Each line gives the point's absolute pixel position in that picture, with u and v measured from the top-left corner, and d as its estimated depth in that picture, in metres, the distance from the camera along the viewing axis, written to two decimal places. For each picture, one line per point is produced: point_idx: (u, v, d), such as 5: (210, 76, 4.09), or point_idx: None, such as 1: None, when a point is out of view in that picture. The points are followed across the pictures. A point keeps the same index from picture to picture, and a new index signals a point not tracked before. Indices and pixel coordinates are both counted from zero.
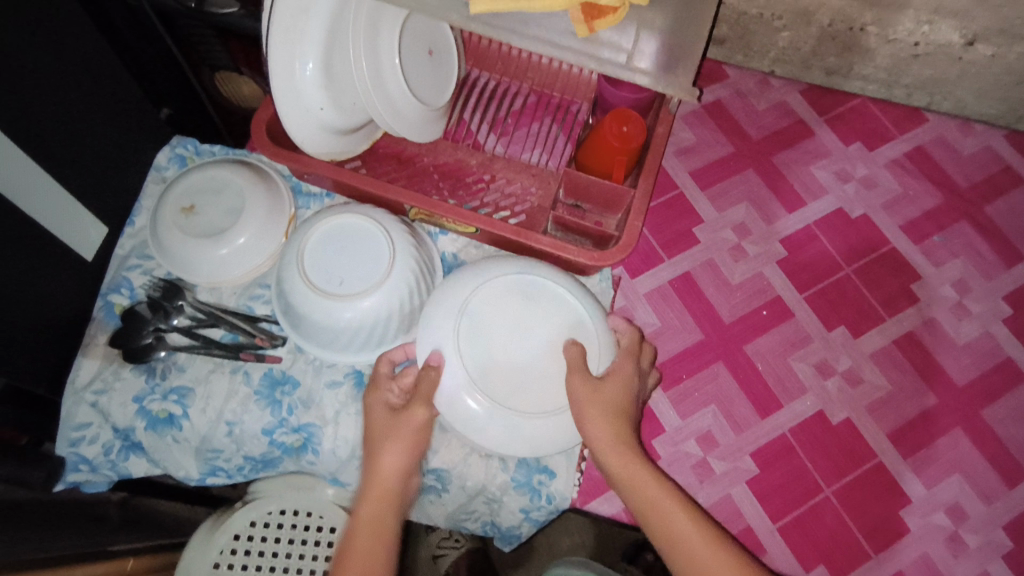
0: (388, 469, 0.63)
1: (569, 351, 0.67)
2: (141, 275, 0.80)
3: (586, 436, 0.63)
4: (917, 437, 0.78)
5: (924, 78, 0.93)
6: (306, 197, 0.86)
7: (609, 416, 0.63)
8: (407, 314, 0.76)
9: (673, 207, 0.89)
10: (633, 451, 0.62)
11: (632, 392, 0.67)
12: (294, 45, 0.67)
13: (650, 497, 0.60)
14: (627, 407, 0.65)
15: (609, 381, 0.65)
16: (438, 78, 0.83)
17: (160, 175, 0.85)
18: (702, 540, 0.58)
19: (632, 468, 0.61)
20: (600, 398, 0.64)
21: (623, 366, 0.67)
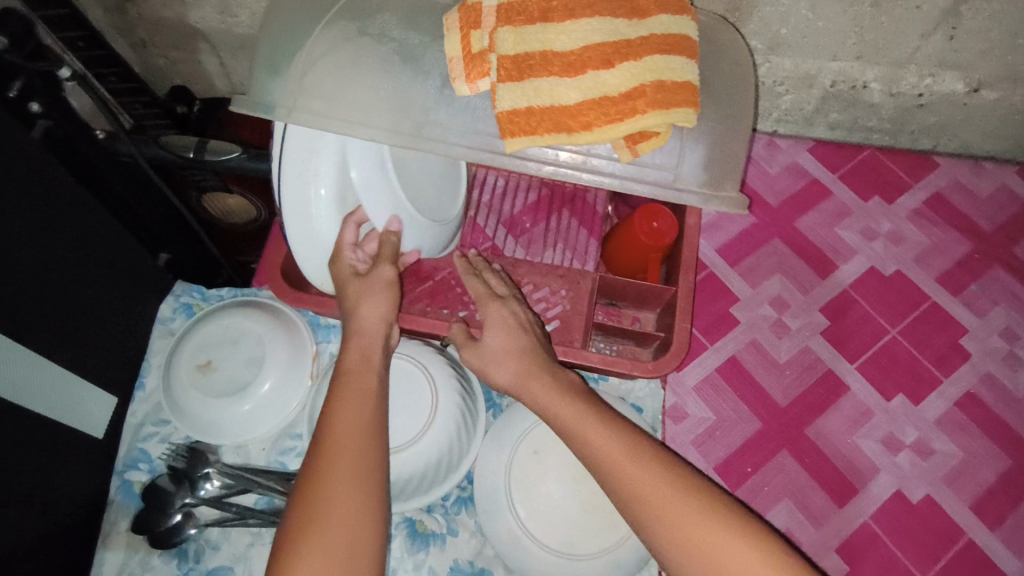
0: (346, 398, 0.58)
1: (473, 283, 0.69)
2: (159, 443, 0.74)
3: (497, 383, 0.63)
4: (1000, 506, 0.75)
5: (930, 124, 0.92)
6: (325, 330, 0.81)
7: (504, 359, 0.62)
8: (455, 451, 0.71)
9: (706, 289, 0.86)
10: (538, 385, 0.60)
11: (535, 336, 0.64)
12: (308, 186, 0.63)
13: (585, 442, 0.56)
14: (532, 346, 0.63)
15: (491, 301, 0.66)
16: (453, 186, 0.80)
17: (167, 327, 0.80)
18: (654, 479, 0.53)
19: (556, 404, 0.59)
20: (484, 354, 0.63)
21: (490, 310, 0.65)
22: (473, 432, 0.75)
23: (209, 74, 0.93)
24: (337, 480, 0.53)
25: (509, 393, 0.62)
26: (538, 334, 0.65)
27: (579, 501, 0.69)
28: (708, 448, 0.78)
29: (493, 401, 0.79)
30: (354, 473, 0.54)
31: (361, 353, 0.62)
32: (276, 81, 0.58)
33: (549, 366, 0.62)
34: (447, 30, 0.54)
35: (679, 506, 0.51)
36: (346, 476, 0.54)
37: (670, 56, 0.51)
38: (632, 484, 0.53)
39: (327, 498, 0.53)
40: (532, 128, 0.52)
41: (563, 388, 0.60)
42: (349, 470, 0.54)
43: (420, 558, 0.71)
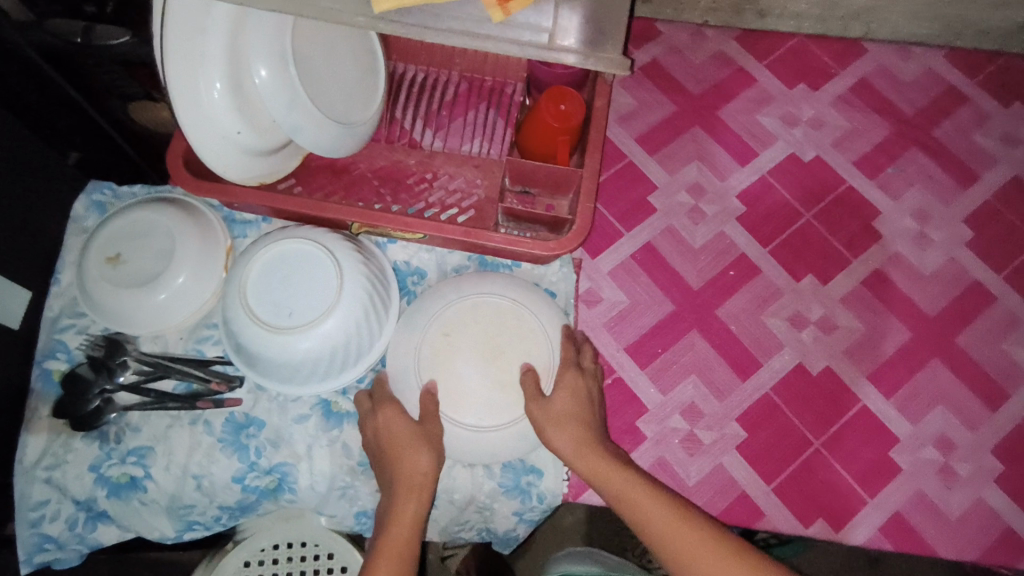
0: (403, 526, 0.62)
1: (564, 350, 0.72)
2: (76, 335, 0.75)
3: (551, 402, 0.67)
4: (896, 375, 0.78)
5: (857, 8, 0.90)
6: (241, 225, 0.81)
7: (563, 424, 0.66)
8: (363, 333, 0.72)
9: (624, 177, 0.86)
10: (568, 422, 0.66)
11: (590, 401, 0.69)
12: (194, 68, 0.62)
13: (613, 485, 0.62)
14: (586, 415, 0.67)
15: (568, 369, 0.70)
16: (363, 85, 0.78)
17: (80, 225, 0.80)
18: (682, 530, 0.58)
19: (583, 453, 0.65)
20: (550, 411, 0.66)
21: (566, 378, 0.69)
22: (387, 316, 0.75)
23: None
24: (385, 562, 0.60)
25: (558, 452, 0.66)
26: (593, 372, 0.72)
27: (491, 380, 0.69)
28: (620, 330, 0.80)
29: (407, 290, 0.80)
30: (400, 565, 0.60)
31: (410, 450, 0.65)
32: None
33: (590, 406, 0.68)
34: None
35: (689, 532, 0.58)
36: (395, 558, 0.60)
37: None
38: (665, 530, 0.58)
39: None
40: None
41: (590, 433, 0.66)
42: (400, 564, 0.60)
43: (333, 435, 0.74)
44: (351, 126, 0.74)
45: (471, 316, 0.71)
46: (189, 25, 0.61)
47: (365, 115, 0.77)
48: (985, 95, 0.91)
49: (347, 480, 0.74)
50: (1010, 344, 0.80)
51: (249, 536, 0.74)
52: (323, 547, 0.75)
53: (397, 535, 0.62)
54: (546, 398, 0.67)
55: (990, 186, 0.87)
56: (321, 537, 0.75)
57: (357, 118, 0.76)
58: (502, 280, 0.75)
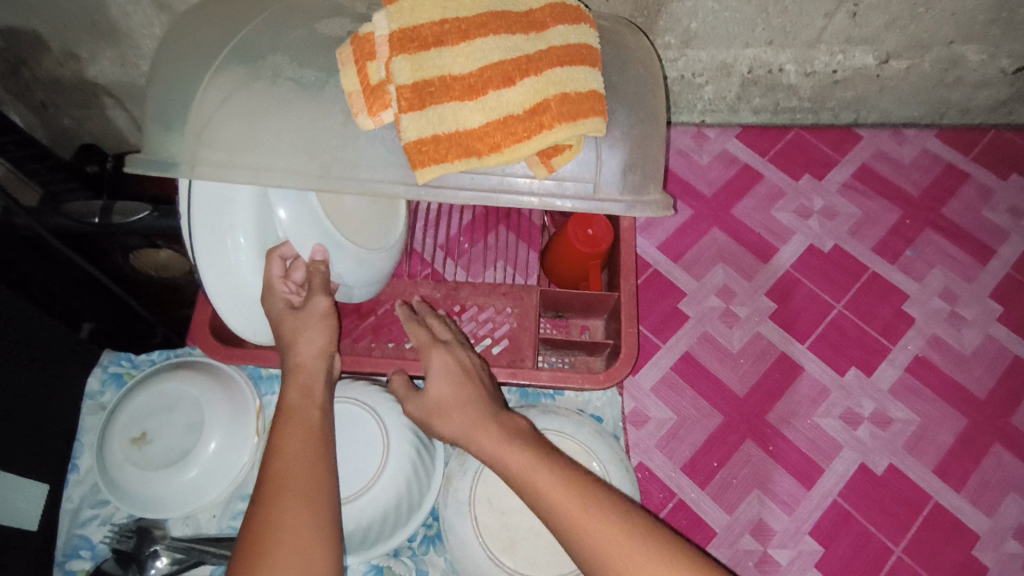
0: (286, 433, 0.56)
1: (414, 332, 0.67)
2: (100, 526, 0.69)
3: (431, 390, 0.61)
4: (962, 465, 0.75)
5: (848, 99, 0.94)
6: (268, 381, 0.78)
7: (450, 411, 0.60)
8: (343, 216, 0.69)
9: (652, 288, 0.86)
10: (482, 423, 0.58)
11: (476, 380, 0.63)
12: (223, 238, 0.61)
13: (541, 497, 0.53)
14: (475, 393, 0.61)
15: (431, 347, 0.64)
16: (377, 218, 0.75)
17: (97, 402, 0.75)
18: (614, 530, 0.50)
19: (505, 452, 0.56)
20: (429, 403, 0.62)
21: (432, 358, 0.63)
22: (433, 463, 0.72)
23: (121, 131, 0.90)
24: (287, 488, 0.53)
25: (454, 442, 0.60)
26: (485, 382, 0.63)
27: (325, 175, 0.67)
28: (673, 448, 0.77)
29: None
30: (300, 493, 0.53)
31: (303, 388, 0.59)
32: (173, 136, 0.56)
33: (497, 418, 0.59)
34: (340, 65, 0.52)
35: (604, 518, 0.51)
36: (301, 490, 0.53)
37: (573, 66, 0.50)
38: (594, 534, 0.50)
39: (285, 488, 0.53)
40: (440, 155, 0.49)
41: (516, 435, 0.58)
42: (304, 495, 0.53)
43: None
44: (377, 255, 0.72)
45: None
46: (216, 199, 0.60)
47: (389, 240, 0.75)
48: (983, 169, 0.94)
49: None
50: None
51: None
52: None
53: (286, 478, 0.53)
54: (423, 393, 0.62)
55: (1008, 259, 0.88)
56: None
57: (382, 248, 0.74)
58: (543, 413, 0.73)
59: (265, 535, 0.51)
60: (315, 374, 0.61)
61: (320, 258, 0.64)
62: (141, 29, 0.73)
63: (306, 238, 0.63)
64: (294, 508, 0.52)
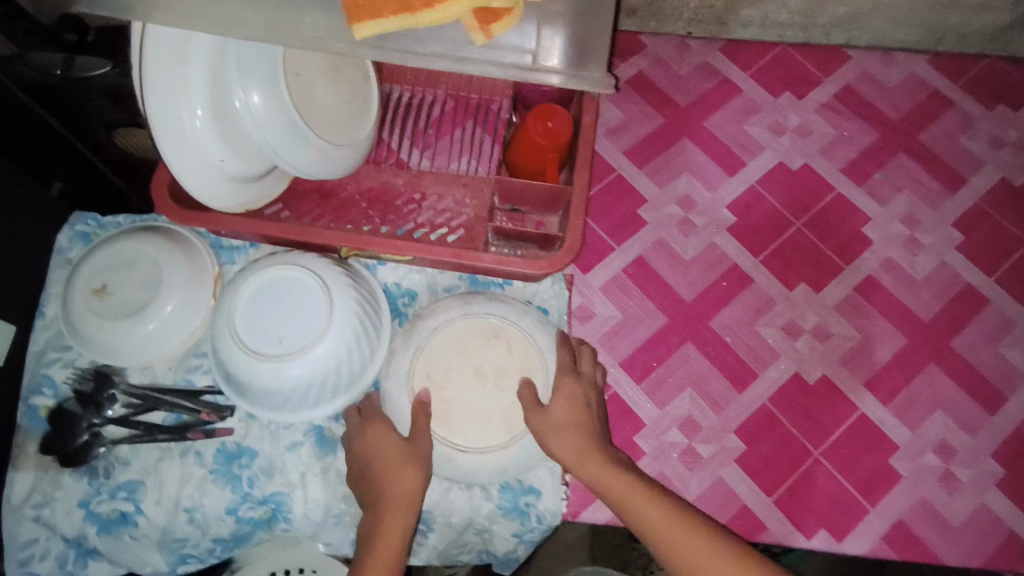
0: (397, 483, 0.64)
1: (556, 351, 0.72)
2: (63, 369, 0.74)
3: (548, 411, 0.67)
4: (893, 381, 0.77)
5: (840, 16, 0.91)
6: (229, 251, 0.80)
7: (567, 434, 0.65)
8: (315, 109, 0.70)
9: (613, 192, 0.86)
10: (595, 452, 0.65)
11: (589, 412, 0.68)
12: (177, 98, 0.62)
13: (637, 512, 0.60)
14: (586, 424, 0.67)
15: (566, 374, 0.70)
16: (352, 112, 0.75)
17: (65, 257, 0.79)
18: (699, 548, 0.56)
19: (608, 478, 0.63)
20: (548, 419, 0.66)
21: (564, 382, 0.69)
22: (379, 338, 0.75)
23: None
24: (392, 510, 0.63)
25: (561, 460, 0.66)
26: (597, 407, 0.69)
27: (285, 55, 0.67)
28: (614, 345, 0.79)
29: (400, 312, 0.80)
30: (399, 512, 0.63)
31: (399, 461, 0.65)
32: None
33: (603, 445, 0.66)
34: None
35: (679, 532, 0.58)
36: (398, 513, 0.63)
37: None
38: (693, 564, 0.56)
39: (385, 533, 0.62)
40: (377, 11, 0.51)
41: (614, 461, 0.64)
42: (402, 501, 0.64)
43: (328, 462, 0.73)
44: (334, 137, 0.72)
45: (457, 343, 0.71)
46: (170, 56, 0.61)
47: (354, 128, 0.75)
48: (969, 98, 0.92)
49: (341, 507, 0.73)
50: (1005, 346, 0.79)
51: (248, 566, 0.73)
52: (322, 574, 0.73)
53: (389, 524, 0.63)
54: (542, 408, 0.67)
55: (978, 189, 0.87)
56: (320, 563, 0.73)
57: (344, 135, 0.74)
58: (490, 299, 0.74)
59: (385, 511, 0.64)
60: (410, 506, 0.64)
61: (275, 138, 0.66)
62: None
63: (262, 130, 0.65)
64: (389, 518, 0.63)
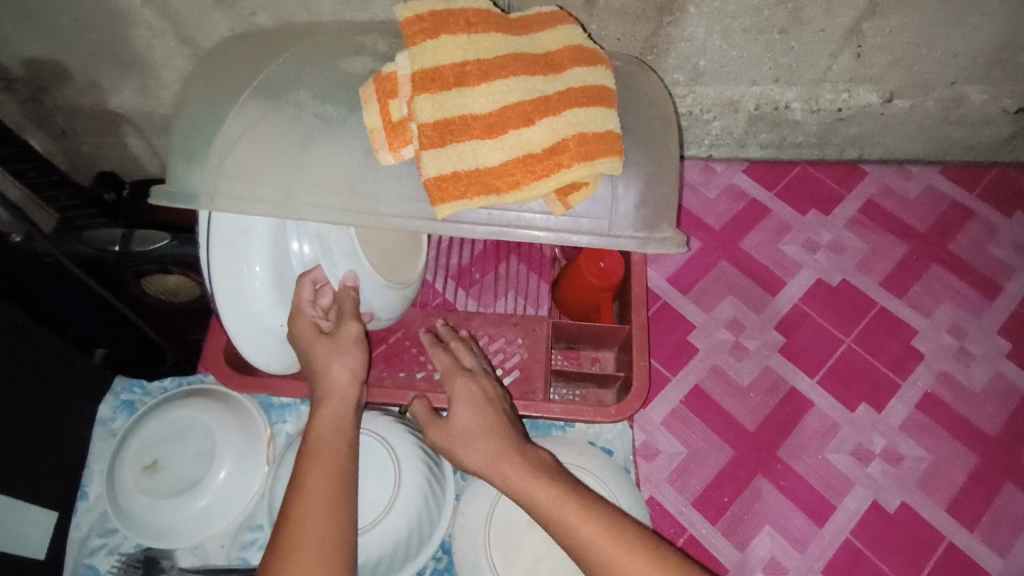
0: (320, 423, 0.61)
1: (438, 356, 0.67)
2: (108, 556, 0.69)
3: (454, 420, 0.61)
4: (975, 505, 0.75)
5: (853, 136, 0.96)
6: (279, 410, 0.77)
7: (476, 443, 0.60)
8: (379, 252, 0.70)
9: (661, 321, 0.86)
10: (514, 466, 0.58)
11: (501, 412, 0.62)
12: (240, 267, 0.62)
13: (578, 535, 0.55)
14: (497, 424, 0.61)
15: (456, 373, 0.65)
16: (409, 250, 0.77)
17: (108, 428, 0.75)
18: None
19: (533, 487, 0.57)
20: (452, 432, 0.62)
21: (456, 385, 0.64)
22: (443, 494, 0.72)
23: (134, 156, 0.90)
24: (319, 467, 0.58)
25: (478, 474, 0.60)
26: (509, 412, 0.64)
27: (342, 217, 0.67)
28: (684, 483, 0.76)
29: None
30: (327, 464, 0.58)
31: (331, 422, 0.61)
32: (194, 168, 0.57)
33: (523, 450, 0.60)
34: (363, 101, 0.53)
35: (632, 557, 0.53)
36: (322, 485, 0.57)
37: (591, 108, 0.51)
38: (630, 575, 0.52)
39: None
40: (461, 191, 0.50)
41: (542, 470, 0.59)
42: (325, 536, 0.54)
43: None
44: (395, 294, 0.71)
45: None
46: (233, 228, 0.61)
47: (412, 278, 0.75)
48: (987, 206, 0.96)
49: None
50: None
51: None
52: None
53: (323, 470, 0.58)
54: (445, 422, 0.62)
55: (1015, 296, 0.88)
56: None
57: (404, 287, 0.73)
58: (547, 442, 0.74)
59: (306, 460, 0.59)
60: (346, 403, 0.62)
61: (350, 289, 0.66)
62: (160, 59, 0.74)
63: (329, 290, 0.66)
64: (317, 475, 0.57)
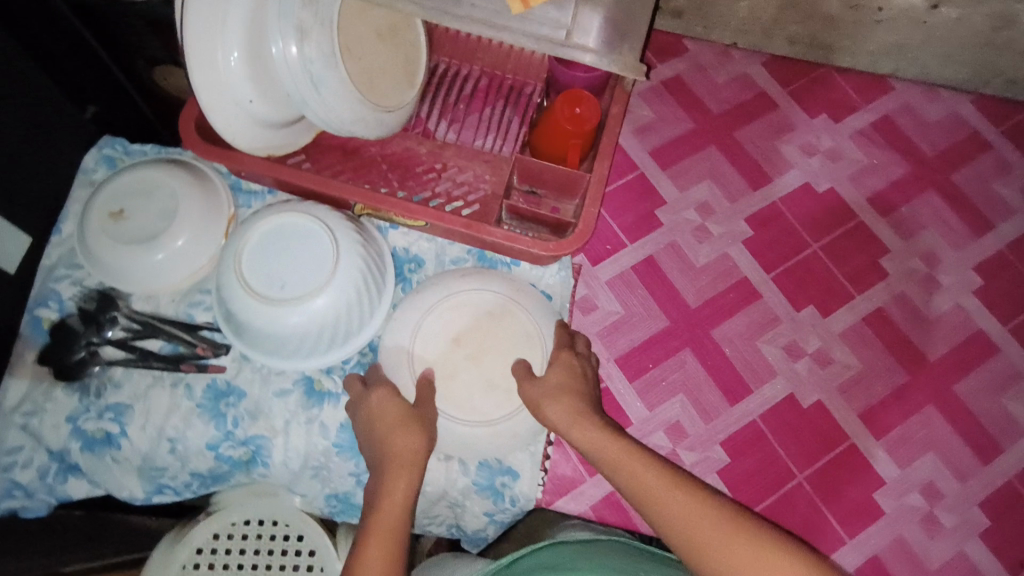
0: (399, 490, 0.60)
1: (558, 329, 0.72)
2: (71, 286, 0.75)
3: (548, 377, 0.66)
4: (889, 417, 0.76)
5: (887, 44, 0.89)
6: (246, 195, 0.81)
7: (562, 399, 0.64)
8: (360, 66, 0.70)
9: (633, 189, 0.85)
10: (592, 426, 0.62)
11: (584, 384, 0.67)
12: (214, 32, 0.63)
13: (639, 479, 0.56)
14: (579, 390, 0.65)
15: (563, 348, 0.70)
16: (400, 77, 0.76)
17: (89, 177, 0.80)
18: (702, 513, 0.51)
19: (601, 441, 0.60)
20: (544, 388, 0.66)
21: (562, 355, 0.69)
22: (380, 297, 0.75)
23: None
24: (393, 493, 0.60)
25: (562, 433, 0.64)
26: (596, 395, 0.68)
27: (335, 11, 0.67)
28: (612, 340, 0.79)
29: (404, 277, 0.80)
30: (398, 471, 0.61)
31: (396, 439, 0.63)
32: None
33: (602, 419, 0.63)
34: None
35: (689, 502, 0.53)
36: (398, 496, 0.60)
37: None
38: (685, 517, 0.52)
39: (388, 502, 0.60)
40: None
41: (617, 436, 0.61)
42: (393, 533, 0.58)
43: (313, 413, 0.74)
44: (375, 103, 0.72)
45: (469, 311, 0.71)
46: None
47: (399, 99, 0.75)
48: (1009, 143, 0.90)
49: (321, 460, 0.73)
50: (1009, 398, 0.78)
51: (223, 508, 0.72)
52: (295, 529, 0.71)
53: (390, 510, 0.59)
54: (537, 378, 0.67)
55: (1005, 236, 0.85)
56: (294, 519, 0.72)
57: (385, 105, 0.74)
58: (488, 277, 0.73)
59: (391, 474, 0.61)
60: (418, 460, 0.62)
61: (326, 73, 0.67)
62: None
63: (295, 82, 0.66)
64: (395, 481, 0.61)
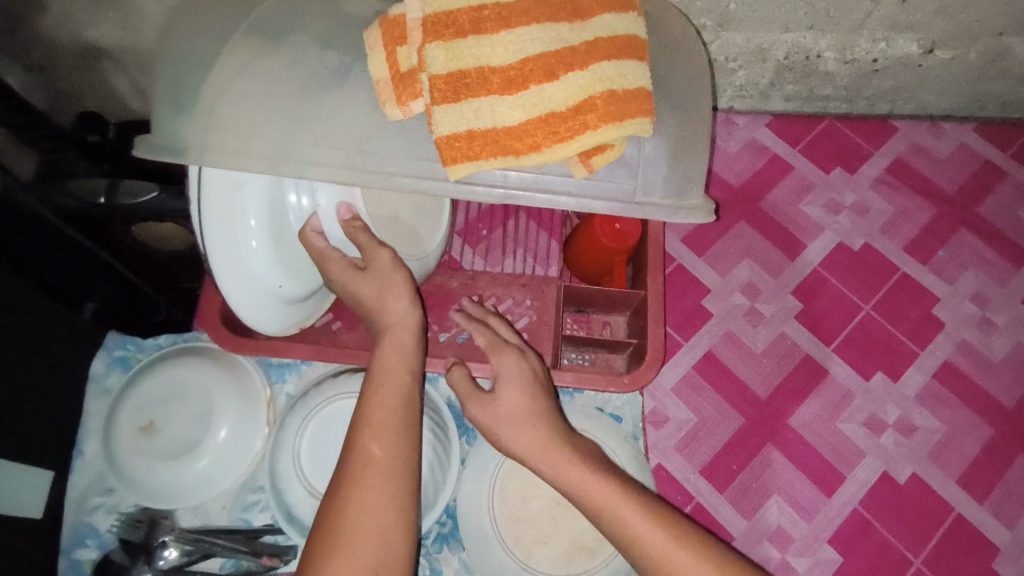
0: (382, 452, 0.54)
1: (477, 332, 0.66)
2: (107, 515, 0.68)
3: (499, 399, 0.60)
4: (987, 477, 0.74)
5: (885, 89, 0.89)
6: (279, 369, 0.74)
7: (521, 425, 0.58)
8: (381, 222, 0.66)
9: (675, 283, 0.83)
10: (562, 455, 0.57)
11: (545, 393, 0.61)
12: (232, 226, 0.56)
13: (632, 531, 0.53)
14: (542, 409, 0.59)
15: (504, 350, 0.63)
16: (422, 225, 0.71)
17: (102, 386, 0.72)
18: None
19: (579, 477, 0.56)
20: (497, 411, 0.59)
21: (504, 363, 0.62)
22: (448, 461, 0.71)
23: (121, 96, 0.82)
24: (372, 475, 0.53)
25: (518, 457, 0.58)
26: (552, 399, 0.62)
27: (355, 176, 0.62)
28: (692, 450, 0.75)
29: (466, 427, 0.74)
30: (389, 430, 0.55)
31: (385, 404, 0.56)
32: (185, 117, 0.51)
33: (573, 442, 0.58)
34: (370, 47, 0.49)
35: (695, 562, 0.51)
36: (389, 472, 0.53)
37: (619, 61, 0.47)
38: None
39: (383, 456, 0.54)
40: (475, 152, 0.47)
41: (596, 466, 0.57)
42: (377, 538, 0.51)
43: None
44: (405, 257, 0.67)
45: None
46: (225, 183, 0.55)
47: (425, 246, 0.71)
48: (1021, 168, 0.91)
49: None
50: None
51: None
52: None
53: (365, 524, 0.51)
54: (489, 398, 0.60)
55: None
56: None
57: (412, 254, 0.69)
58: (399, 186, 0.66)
59: (359, 448, 0.54)
60: (409, 403, 0.57)
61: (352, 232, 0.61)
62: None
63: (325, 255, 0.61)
64: (375, 481, 0.53)
